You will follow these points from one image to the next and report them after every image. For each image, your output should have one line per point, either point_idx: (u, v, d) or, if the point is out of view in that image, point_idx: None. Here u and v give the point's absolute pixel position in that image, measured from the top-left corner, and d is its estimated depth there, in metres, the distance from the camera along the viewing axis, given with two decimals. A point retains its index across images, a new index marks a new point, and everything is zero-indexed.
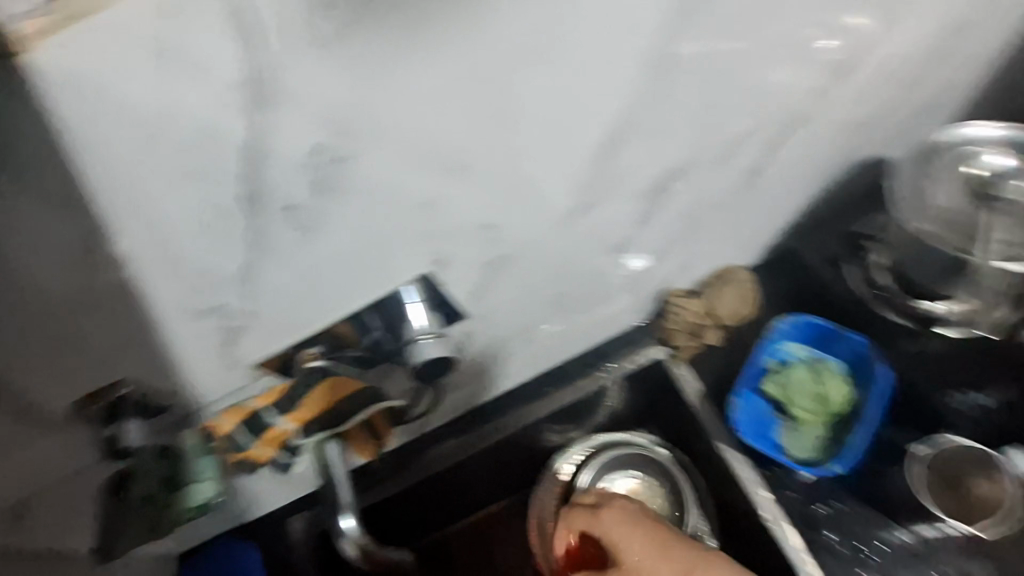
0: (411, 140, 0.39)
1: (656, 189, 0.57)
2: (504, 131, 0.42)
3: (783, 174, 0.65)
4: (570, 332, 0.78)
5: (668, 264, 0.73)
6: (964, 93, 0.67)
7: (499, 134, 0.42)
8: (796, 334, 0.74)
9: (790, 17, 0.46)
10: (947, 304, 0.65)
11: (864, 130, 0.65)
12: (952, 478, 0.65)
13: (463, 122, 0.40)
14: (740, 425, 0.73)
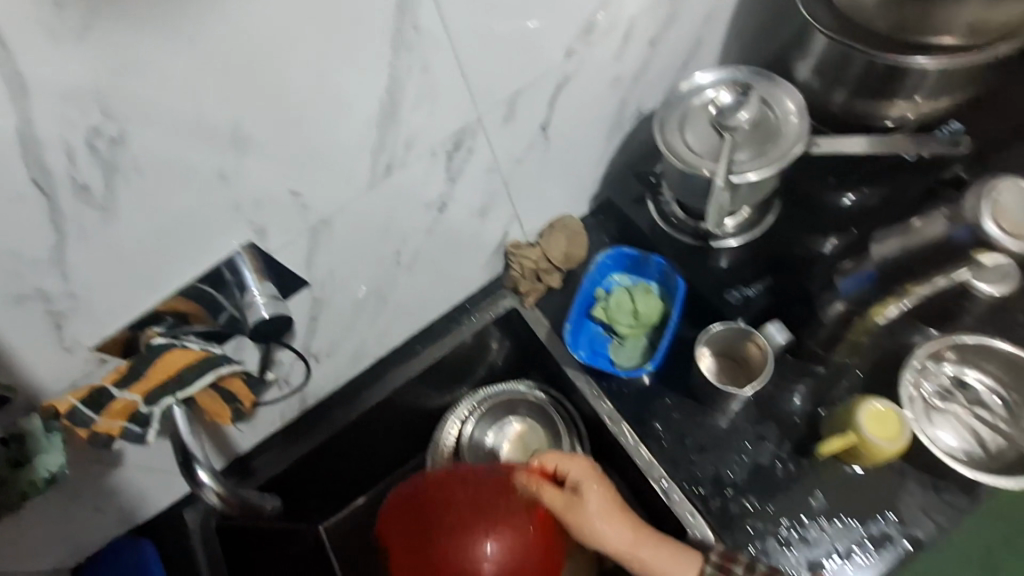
0: (178, 116, 0.46)
1: (454, 147, 0.66)
2: (268, 104, 0.50)
3: (572, 126, 0.76)
4: (427, 291, 0.87)
5: (500, 217, 0.84)
6: (715, 39, 0.80)
7: (266, 107, 0.50)
8: (615, 265, 0.87)
9: None
10: (729, 225, 0.78)
11: (638, 78, 0.77)
12: (735, 354, 0.78)
13: (224, 96, 0.47)
14: (581, 347, 0.85)
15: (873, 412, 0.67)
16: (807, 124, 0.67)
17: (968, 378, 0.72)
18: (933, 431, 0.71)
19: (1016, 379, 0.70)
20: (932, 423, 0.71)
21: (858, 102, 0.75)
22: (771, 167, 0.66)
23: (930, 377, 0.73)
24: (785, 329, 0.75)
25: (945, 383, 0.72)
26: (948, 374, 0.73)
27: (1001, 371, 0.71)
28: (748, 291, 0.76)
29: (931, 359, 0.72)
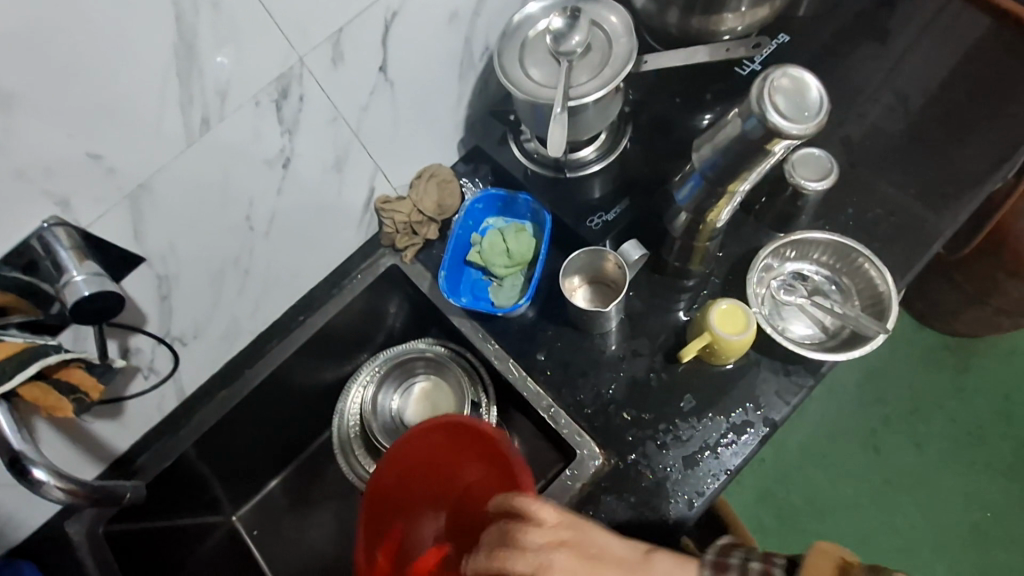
0: None
1: (280, 95, 0.63)
2: (20, 51, 0.45)
3: (415, 68, 0.75)
4: (297, 259, 0.84)
5: (360, 172, 0.81)
6: None
7: (19, 54, 0.45)
8: (487, 209, 0.87)
9: None
10: (591, 152, 0.82)
11: (475, 12, 0.75)
12: (603, 277, 0.81)
13: None
14: (463, 295, 0.85)
15: (723, 310, 0.72)
16: (634, 41, 0.69)
17: (807, 271, 0.80)
18: (781, 321, 0.78)
19: (845, 264, 0.78)
20: (779, 315, 0.78)
21: (690, 21, 0.77)
22: (607, 87, 0.68)
23: (773, 275, 0.80)
24: (639, 248, 0.78)
25: (787, 278, 0.79)
26: (789, 270, 0.80)
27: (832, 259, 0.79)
28: (609, 215, 0.80)
29: (772, 258, 0.79)
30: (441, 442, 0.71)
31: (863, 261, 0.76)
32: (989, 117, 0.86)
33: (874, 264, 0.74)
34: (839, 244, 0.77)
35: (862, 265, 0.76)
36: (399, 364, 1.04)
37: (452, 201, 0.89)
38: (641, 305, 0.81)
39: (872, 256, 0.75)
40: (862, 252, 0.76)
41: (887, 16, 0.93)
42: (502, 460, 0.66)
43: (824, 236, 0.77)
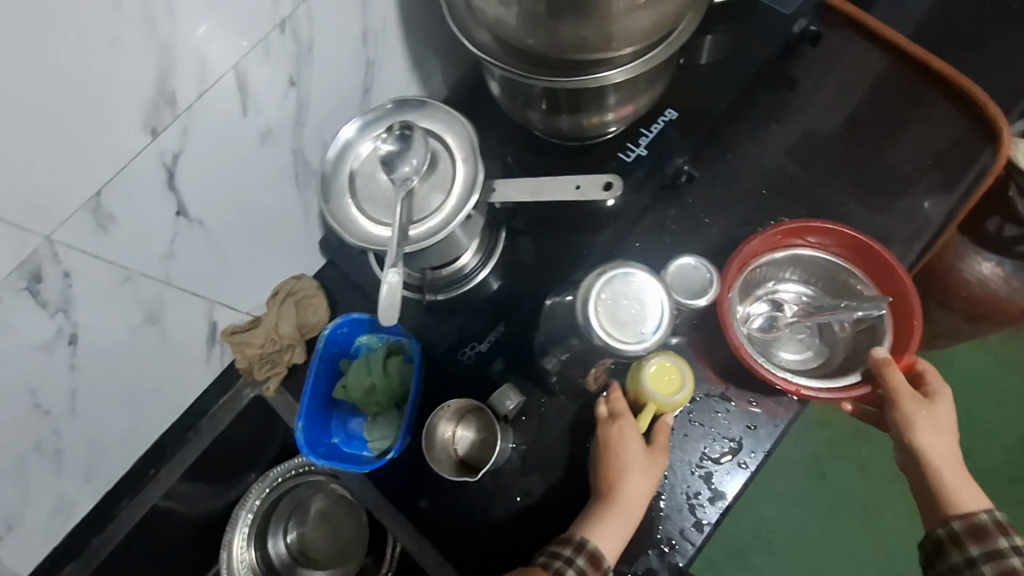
0: None
1: (28, 284, 0.51)
2: None
3: (228, 201, 0.62)
4: (131, 415, 0.71)
5: (189, 315, 0.68)
6: (387, 61, 0.68)
7: None
8: (355, 334, 0.76)
9: None
10: (470, 259, 0.72)
11: (294, 126, 0.63)
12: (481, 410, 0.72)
13: None
14: (335, 433, 0.76)
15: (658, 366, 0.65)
16: (478, 162, 0.57)
17: (792, 288, 0.73)
18: (791, 342, 0.70)
19: (830, 282, 0.71)
20: (774, 355, 0.70)
21: (556, 119, 0.68)
22: (450, 223, 0.56)
23: (765, 314, 0.71)
24: (514, 393, 0.68)
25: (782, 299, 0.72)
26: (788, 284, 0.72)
27: (826, 280, 0.71)
28: (481, 345, 0.71)
29: (753, 288, 0.72)
30: (853, 262, 0.68)
31: (861, 276, 0.67)
32: (897, 185, 0.80)
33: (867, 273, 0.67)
34: (831, 261, 0.68)
35: (857, 284, 0.68)
36: (290, 486, 0.93)
37: (313, 321, 0.76)
38: (533, 436, 0.72)
39: (907, 273, 0.63)
40: (858, 270, 0.68)
41: (787, 68, 0.85)
42: (876, 284, 0.67)
43: (827, 261, 0.69)
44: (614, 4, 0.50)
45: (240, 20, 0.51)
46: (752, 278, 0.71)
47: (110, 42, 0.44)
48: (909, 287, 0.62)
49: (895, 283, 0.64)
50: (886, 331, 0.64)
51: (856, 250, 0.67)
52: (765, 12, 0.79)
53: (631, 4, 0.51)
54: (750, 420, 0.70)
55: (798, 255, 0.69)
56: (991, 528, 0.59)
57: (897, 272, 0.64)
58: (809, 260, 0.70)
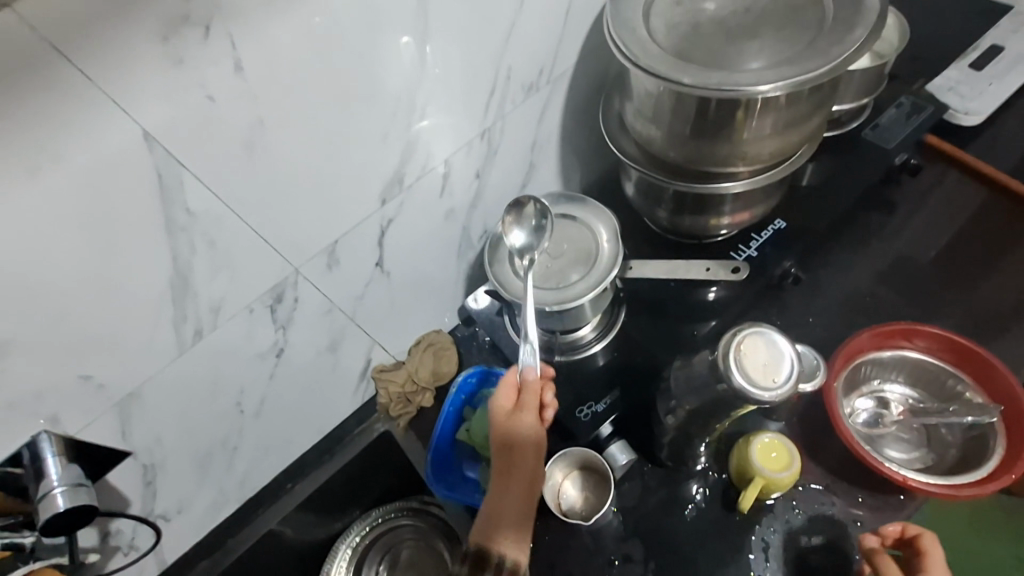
0: None
1: (272, 301, 0.66)
2: (40, 308, 0.50)
3: (410, 259, 0.77)
4: (289, 428, 0.84)
5: (356, 349, 0.82)
6: (544, 164, 0.85)
7: (39, 310, 0.50)
8: (480, 385, 0.86)
9: (287, 167, 0.57)
10: (589, 331, 0.82)
11: (471, 207, 0.79)
12: (589, 466, 0.77)
13: None
14: (451, 474, 0.83)
15: (766, 445, 0.70)
16: (618, 246, 0.70)
17: (897, 388, 0.76)
18: (897, 441, 0.73)
19: (937, 387, 0.74)
20: (880, 450, 0.72)
21: (680, 219, 0.81)
22: (592, 292, 0.68)
23: (870, 409, 0.75)
24: (628, 448, 0.77)
25: (887, 398, 0.75)
26: (894, 385, 0.76)
27: (931, 385, 0.74)
28: (598, 406, 0.78)
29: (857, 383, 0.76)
30: (963, 369, 0.71)
31: (969, 384, 0.71)
32: (1002, 309, 0.84)
33: (977, 382, 0.70)
34: (938, 366, 0.72)
35: (965, 391, 0.71)
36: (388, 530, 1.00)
37: (447, 371, 0.88)
38: (637, 501, 0.76)
39: (1020, 384, 0.66)
40: (967, 378, 0.71)
41: (887, 193, 0.95)
42: (987, 393, 0.69)
43: (934, 366, 0.73)
44: (745, 131, 0.65)
45: (458, 126, 0.69)
46: (859, 373, 0.75)
47: (379, 136, 0.62)
48: (1021, 399, 0.66)
49: (1007, 395, 0.67)
50: (999, 437, 0.66)
51: (965, 358, 0.71)
52: (867, 145, 0.91)
53: (757, 135, 0.65)
54: (853, 516, 0.72)
55: (904, 356, 0.74)
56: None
57: (1008, 381, 0.67)
58: (916, 364, 0.74)
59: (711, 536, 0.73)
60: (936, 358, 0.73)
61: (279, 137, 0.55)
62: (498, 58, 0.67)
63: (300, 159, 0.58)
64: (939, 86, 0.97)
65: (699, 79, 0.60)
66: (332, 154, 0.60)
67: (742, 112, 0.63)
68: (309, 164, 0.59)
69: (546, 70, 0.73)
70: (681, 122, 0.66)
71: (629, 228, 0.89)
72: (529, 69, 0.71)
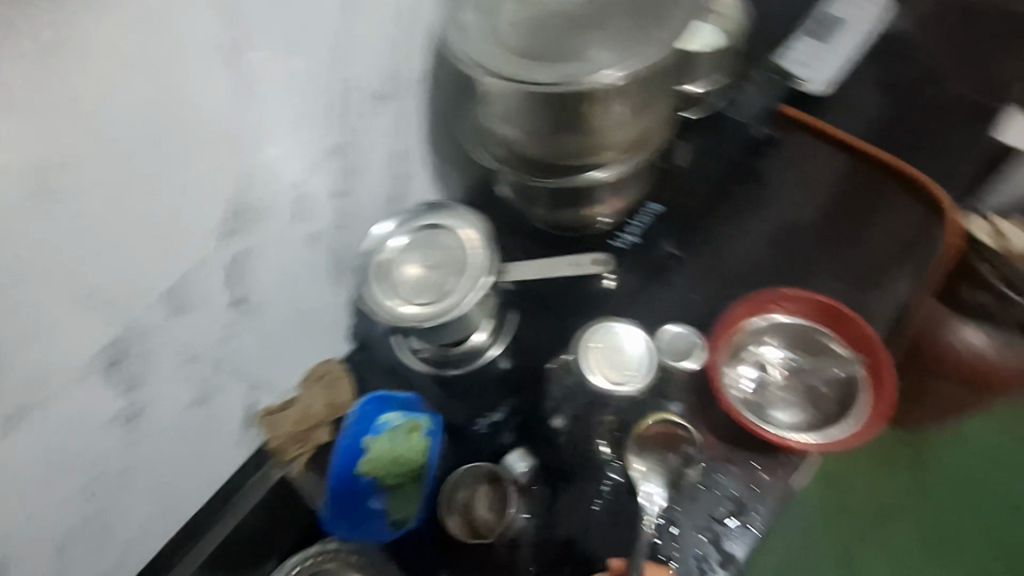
0: None
1: (111, 362, 0.59)
2: None
3: (278, 290, 0.72)
4: (170, 493, 0.75)
5: (234, 395, 0.76)
6: (414, 172, 0.81)
7: None
8: (378, 411, 0.81)
9: (97, 214, 0.51)
10: (484, 337, 0.79)
11: (338, 226, 0.75)
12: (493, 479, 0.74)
13: None
14: (354, 510, 0.78)
15: (660, 425, 0.72)
16: (491, 251, 0.68)
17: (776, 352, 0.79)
18: (780, 406, 0.74)
19: (810, 347, 0.78)
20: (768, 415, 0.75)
21: (558, 213, 0.80)
22: (467, 300, 0.65)
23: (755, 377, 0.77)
24: (525, 457, 0.75)
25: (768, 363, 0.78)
26: (772, 352, 0.77)
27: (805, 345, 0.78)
28: (495, 416, 0.77)
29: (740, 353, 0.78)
30: (829, 327, 0.75)
31: (835, 340, 0.75)
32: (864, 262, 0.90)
33: (841, 337, 0.75)
34: (808, 327, 0.76)
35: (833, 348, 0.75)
36: None
37: (342, 401, 0.83)
38: (551, 505, 0.74)
39: (875, 334, 0.72)
40: (833, 335, 0.75)
41: (753, 165, 0.99)
42: (851, 347, 0.74)
43: (805, 327, 0.77)
44: (599, 122, 0.64)
45: (303, 145, 0.64)
46: (741, 343, 0.78)
47: (208, 164, 0.56)
48: (877, 349, 0.71)
49: (866, 347, 0.72)
50: (863, 386, 0.71)
51: (829, 316, 0.75)
52: (727, 120, 0.94)
53: (610, 121, 0.65)
54: (754, 480, 0.73)
55: (777, 322, 0.77)
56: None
57: (865, 333, 0.72)
58: (789, 327, 0.77)
59: (628, 527, 0.72)
60: (806, 319, 0.76)
61: (76, 183, 0.48)
62: (333, 69, 0.63)
63: (111, 203, 0.51)
64: (788, 57, 1.02)
65: (543, 76, 0.59)
66: (152, 192, 0.53)
67: (593, 104, 0.62)
68: (124, 207, 0.52)
69: (393, 77, 0.70)
70: (535, 118, 0.64)
71: (513, 227, 0.87)
72: (373, 78, 0.68)
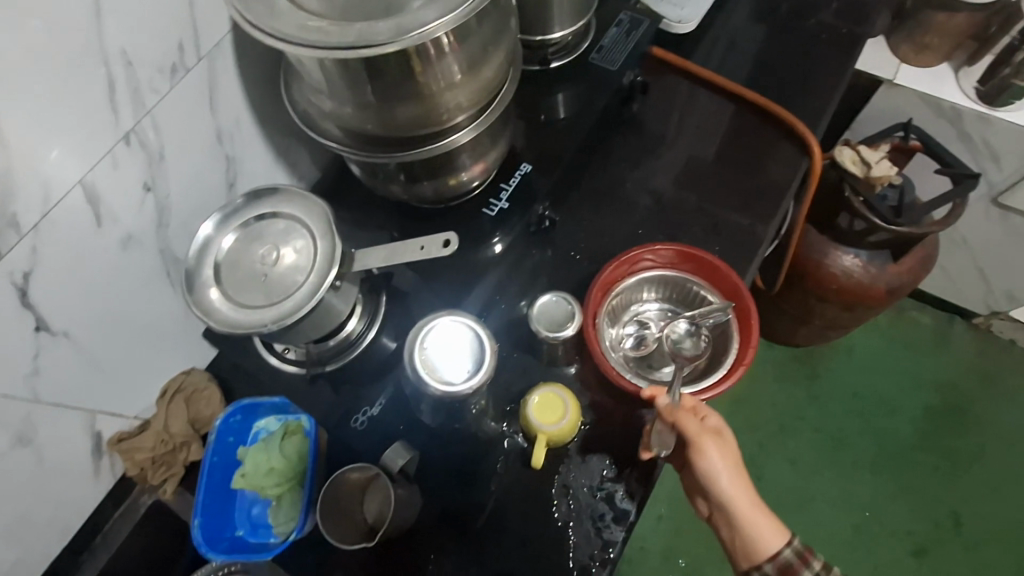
0: None
1: None
2: None
3: (91, 307, 0.62)
4: (11, 547, 0.67)
5: (67, 431, 0.67)
6: (247, 154, 0.72)
7: None
8: (249, 420, 0.76)
9: None
10: (356, 323, 0.75)
11: (157, 224, 0.65)
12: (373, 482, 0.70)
13: None
14: (238, 525, 0.74)
15: (542, 396, 0.70)
16: (334, 238, 0.62)
17: (655, 307, 0.79)
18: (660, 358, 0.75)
19: (685, 298, 0.77)
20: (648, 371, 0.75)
21: (416, 186, 0.74)
22: (311, 301, 0.58)
23: (634, 334, 0.77)
24: (404, 450, 0.68)
25: (647, 319, 0.78)
26: (648, 305, 0.79)
27: (681, 297, 0.77)
28: (372, 409, 0.73)
29: (619, 313, 0.78)
30: (700, 276, 0.75)
31: (707, 289, 0.74)
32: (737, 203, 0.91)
33: (710, 286, 0.74)
34: (680, 278, 0.76)
35: (705, 297, 0.75)
36: None
37: (206, 415, 0.76)
38: (441, 492, 0.72)
39: (740, 279, 0.71)
40: (704, 284, 0.75)
41: (626, 113, 0.96)
42: (721, 294, 0.74)
43: (677, 279, 0.76)
44: (427, 82, 0.58)
45: (76, 138, 0.54)
46: (618, 301, 0.77)
47: None
48: (743, 293, 0.70)
49: (734, 292, 0.72)
50: (733, 333, 0.70)
51: (699, 266, 0.74)
52: (593, 70, 0.90)
53: (447, 83, 0.59)
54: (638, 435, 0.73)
55: (649, 277, 0.76)
56: (795, 562, 0.59)
57: (732, 279, 0.72)
58: (661, 280, 0.76)
59: (519, 502, 0.71)
60: (677, 271, 0.76)
61: None
62: (96, 40, 0.52)
63: None
64: None
65: (344, 36, 0.51)
66: None
67: (414, 66, 0.55)
68: None
69: (188, 45, 0.59)
70: (361, 88, 0.57)
71: (378, 206, 0.81)
72: (159, 50, 0.57)
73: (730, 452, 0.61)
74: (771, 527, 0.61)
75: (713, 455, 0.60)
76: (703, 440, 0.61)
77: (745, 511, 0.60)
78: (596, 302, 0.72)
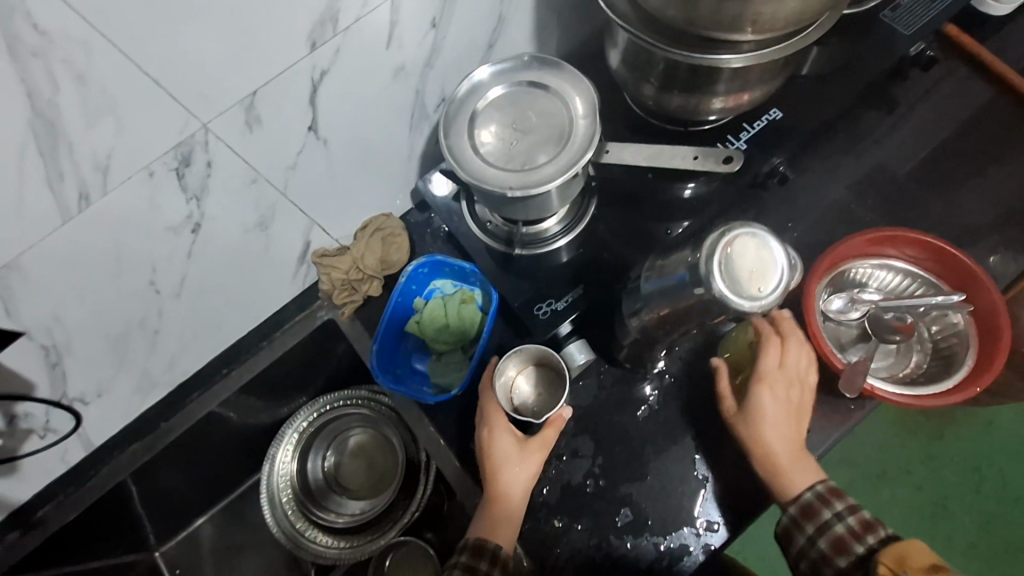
0: None
1: (178, 166, 0.55)
2: None
3: (351, 124, 0.66)
4: (219, 312, 0.76)
5: (292, 231, 0.73)
6: (514, 19, 0.71)
7: None
8: (433, 276, 0.80)
9: None
10: (554, 224, 0.74)
11: (425, 65, 0.66)
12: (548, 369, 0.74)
13: None
14: (399, 364, 0.81)
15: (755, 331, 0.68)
16: (594, 125, 0.61)
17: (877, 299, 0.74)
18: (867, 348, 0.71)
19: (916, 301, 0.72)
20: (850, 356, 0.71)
21: (667, 98, 0.70)
22: (561, 176, 0.59)
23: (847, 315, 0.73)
24: (585, 348, 0.73)
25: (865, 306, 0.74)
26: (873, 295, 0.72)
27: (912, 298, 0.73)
28: (558, 304, 0.73)
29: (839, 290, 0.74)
30: (950, 282, 0.69)
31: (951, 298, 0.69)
32: (980, 224, 0.81)
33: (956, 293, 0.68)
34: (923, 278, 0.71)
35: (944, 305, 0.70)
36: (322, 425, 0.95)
37: (396, 259, 0.81)
38: (592, 398, 0.75)
39: (999, 294, 0.65)
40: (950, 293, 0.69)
41: (891, 88, 0.86)
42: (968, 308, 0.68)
43: (919, 277, 0.71)
44: None
45: None
46: (843, 279, 0.73)
47: None
48: (1001, 315, 0.64)
49: (986, 311, 0.66)
50: (970, 354, 0.65)
51: (953, 272, 0.69)
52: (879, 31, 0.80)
53: None
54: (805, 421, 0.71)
55: (888, 264, 0.72)
56: (815, 503, 0.60)
57: (987, 291, 0.66)
58: (900, 273, 0.72)
59: (663, 435, 0.73)
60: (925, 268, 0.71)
61: None
62: None
63: None
64: None
65: None
66: None
67: None
68: None
69: None
70: None
71: (608, 110, 0.78)
72: None
73: (793, 400, 0.63)
74: (803, 475, 0.62)
75: (776, 394, 0.63)
76: (766, 381, 0.62)
77: (781, 455, 0.62)
78: (829, 267, 0.69)
